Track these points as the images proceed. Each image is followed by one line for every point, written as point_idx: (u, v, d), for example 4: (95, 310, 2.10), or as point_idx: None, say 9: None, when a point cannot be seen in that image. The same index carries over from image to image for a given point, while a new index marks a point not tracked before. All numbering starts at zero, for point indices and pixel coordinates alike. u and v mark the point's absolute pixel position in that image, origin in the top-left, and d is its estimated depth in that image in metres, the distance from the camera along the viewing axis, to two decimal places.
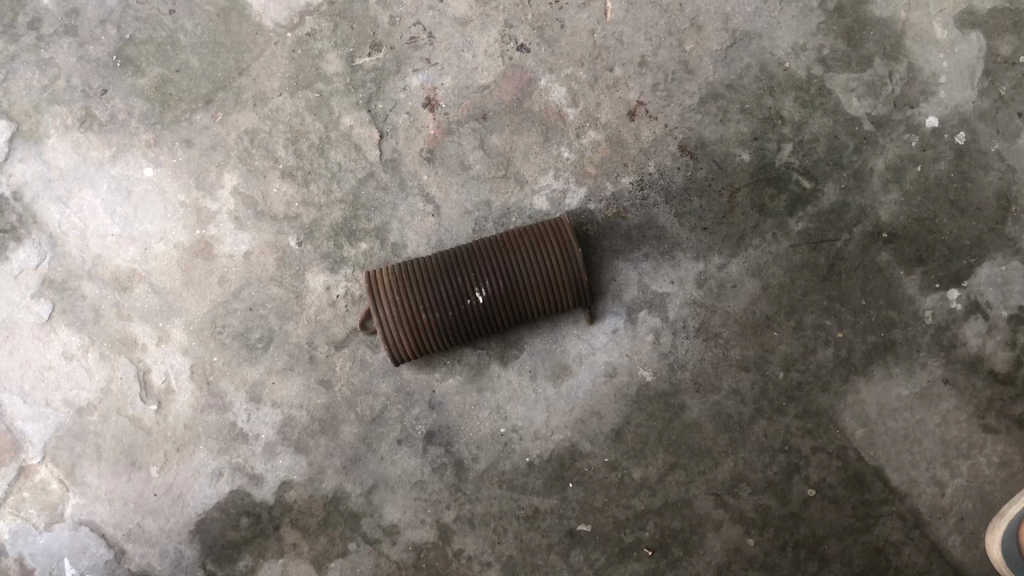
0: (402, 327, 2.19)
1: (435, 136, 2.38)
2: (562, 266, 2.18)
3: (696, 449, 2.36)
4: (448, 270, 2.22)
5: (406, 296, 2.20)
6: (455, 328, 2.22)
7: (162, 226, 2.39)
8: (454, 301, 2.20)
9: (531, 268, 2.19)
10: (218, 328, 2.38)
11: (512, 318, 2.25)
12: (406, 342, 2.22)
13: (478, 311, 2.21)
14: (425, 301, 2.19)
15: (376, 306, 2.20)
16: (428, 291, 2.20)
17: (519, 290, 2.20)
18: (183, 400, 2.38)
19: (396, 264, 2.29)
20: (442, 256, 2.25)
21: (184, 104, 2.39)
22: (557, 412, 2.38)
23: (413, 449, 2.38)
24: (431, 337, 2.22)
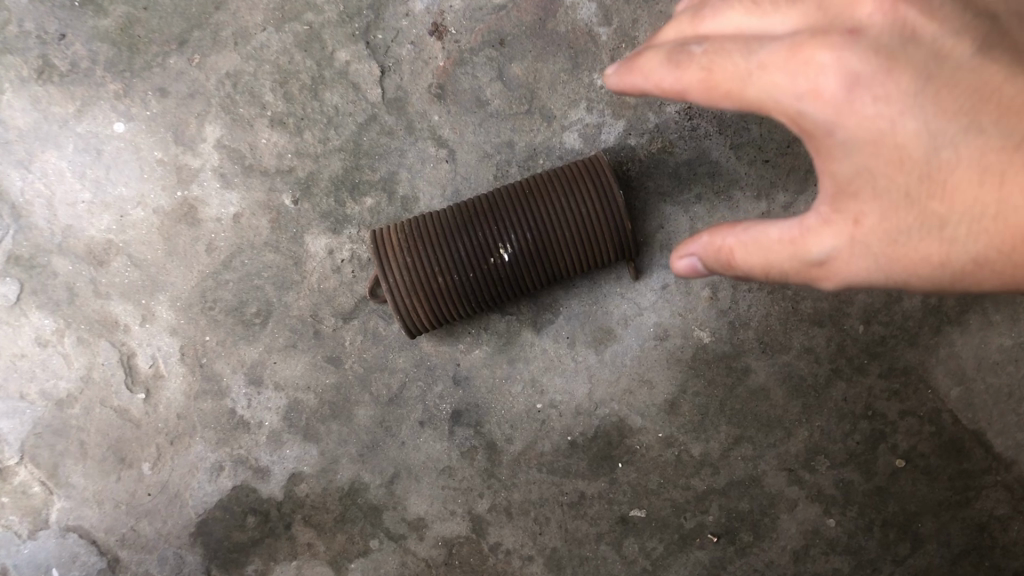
0: (418, 294, 1.87)
1: (446, 69, 2.04)
2: (600, 213, 1.86)
3: (764, 419, 2.08)
4: (467, 223, 1.88)
5: (420, 258, 1.86)
6: (478, 293, 1.90)
7: (138, 189, 2.08)
8: (476, 260, 1.87)
9: (564, 217, 1.86)
10: (208, 303, 2.08)
11: (543, 276, 1.93)
12: (422, 311, 1.90)
13: (504, 271, 1.88)
14: (443, 263, 1.86)
15: (385, 270, 1.86)
16: (445, 250, 1.86)
17: (551, 243, 1.87)
18: (174, 387, 2.09)
19: (405, 221, 1.95)
20: (459, 208, 1.91)
21: (154, 46, 2.06)
22: (602, 383, 2.07)
23: (437, 432, 2.08)
24: (450, 304, 1.90)
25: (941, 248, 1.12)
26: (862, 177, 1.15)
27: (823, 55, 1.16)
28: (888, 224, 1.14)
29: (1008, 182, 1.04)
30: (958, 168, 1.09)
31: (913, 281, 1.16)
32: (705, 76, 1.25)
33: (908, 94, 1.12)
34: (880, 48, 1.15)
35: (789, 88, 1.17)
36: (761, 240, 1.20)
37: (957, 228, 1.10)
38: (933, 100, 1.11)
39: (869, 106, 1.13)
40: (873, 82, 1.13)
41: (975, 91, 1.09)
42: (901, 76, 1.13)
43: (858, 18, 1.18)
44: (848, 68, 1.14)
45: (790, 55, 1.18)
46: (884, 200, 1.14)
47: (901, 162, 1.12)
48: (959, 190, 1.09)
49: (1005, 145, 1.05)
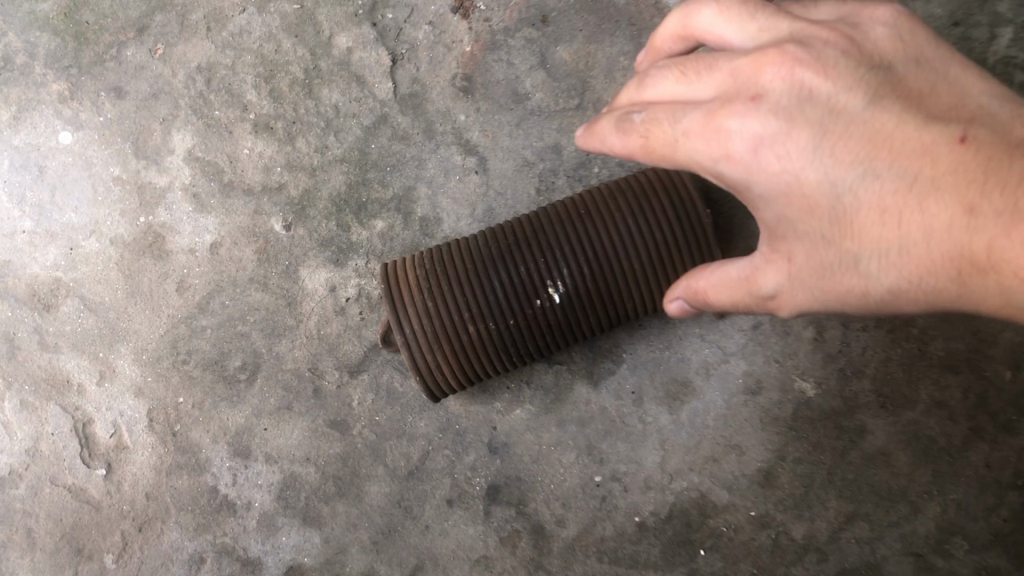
0: (441, 347, 1.42)
1: (473, 55, 1.62)
2: (682, 239, 1.40)
3: (884, 491, 1.61)
4: (500, 254, 1.42)
5: (443, 301, 1.41)
6: (519, 344, 1.45)
7: (91, 214, 1.66)
8: (514, 301, 1.41)
9: (633, 246, 1.41)
10: (181, 356, 1.66)
11: (605, 322, 1.47)
12: (448, 367, 1.45)
13: (553, 316, 1.43)
14: (471, 307, 1.41)
15: (400, 315, 1.42)
16: (475, 289, 1.41)
17: (617, 280, 1.42)
18: (141, 461, 1.67)
19: (425, 250, 1.49)
20: (492, 233, 1.46)
21: (106, 34, 1.67)
22: (677, 449, 1.64)
23: (470, 513, 1.64)
24: (483, 358, 1.45)
25: (863, 285, 0.88)
26: (782, 221, 0.92)
27: (729, 114, 0.89)
28: (812, 263, 0.90)
29: (911, 218, 0.82)
30: (862, 208, 0.85)
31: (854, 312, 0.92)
32: (640, 144, 0.95)
33: (806, 146, 0.86)
34: (783, 104, 0.88)
35: (711, 157, 0.90)
36: (717, 282, 0.98)
37: (872, 261, 0.86)
38: (830, 145, 0.86)
39: (774, 165, 0.87)
40: (776, 140, 0.87)
41: (871, 131, 0.85)
42: (803, 130, 0.86)
43: (762, 67, 0.89)
44: (757, 129, 0.87)
45: (704, 120, 0.90)
46: (804, 242, 0.90)
47: (811, 205, 0.87)
48: (868, 232, 0.86)
49: (902, 183, 0.83)
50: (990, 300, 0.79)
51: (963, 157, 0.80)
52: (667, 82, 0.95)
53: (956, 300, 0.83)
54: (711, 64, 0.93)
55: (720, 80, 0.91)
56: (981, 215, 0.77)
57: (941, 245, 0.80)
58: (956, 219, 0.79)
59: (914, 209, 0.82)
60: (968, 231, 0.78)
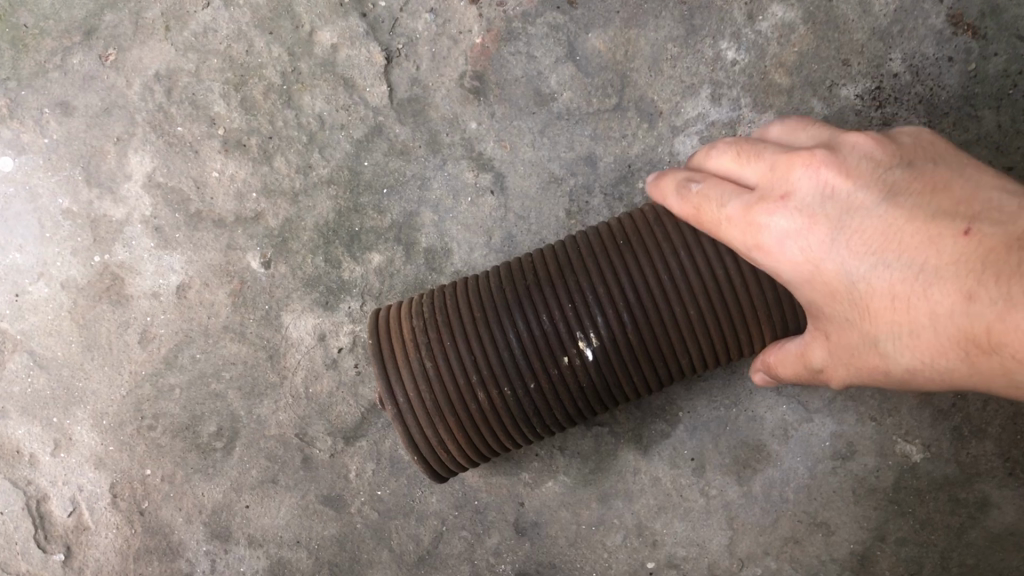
0: (444, 417, 1.13)
1: (484, 49, 1.32)
2: (753, 270, 1.05)
3: None
4: (515, 298, 1.11)
5: (444, 362, 1.11)
6: (541, 412, 1.14)
7: (38, 254, 1.40)
8: (533, 360, 1.10)
9: (688, 283, 1.06)
10: (146, 420, 1.39)
11: (654, 380, 1.14)
12: (454, 441, 1.15)
13: (583, 377, 1.10)
14: (479, 367, 1.10)
15: (392, 379, 1.13)
16: (482, 345, 1.10)
17: (668, 328, 1.08)
18: (106, 542, 1.41)
19: (424, 293, 1.19)
20: (506, 271, 1.14)
21: (49, 40, 1.38)
22: (749, 528, 1.32)
23: None
24: (498, 429, 1.15)
25: (885, 367, 0.82)
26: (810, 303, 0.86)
27: (762, 206, 0.84)
28: (837, 342, 0.85)
29: (919, 304, 0.75)
30: (875, 297, 0.78)
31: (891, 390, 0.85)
32: (695, 216, 0.92)
33: (826, 241, 0.80)
34: (809, 200, 0.82)
35: (746, 248, 0.87)
36: (780, 355, 0.95)
37: (890, 345, 0.79)
38: (848, 236, 0.79)
39: (797, 256, 0.82)
40: (800, 232, 0.82)
41: (887, 220, 0.78)
42: (823, 223, 0.81)
43: (793, 163, 0.84)
44: (787, 222, 0.82)
45: (743, 210, 0.85)
46: (829, 323, 0.85)
47: (831, 292, 0.81)
48: (881, 320, 0.79)
49: (910, 272, 0.76)
50: (1002, 386, 0.73)
51: (969, 251, 0.72)
52: (715, 171, 0.91)
53: (974, 383, 0.76)
54: (760, 148, 0.88)
55: (764, 169, 0.86)
56: (979, 301, 0.71)
57: (949, 331, 0.74)
58: (958, 306, 0.72)
59: (922, 298, 0.75)
60: (969, 317, 0.71)
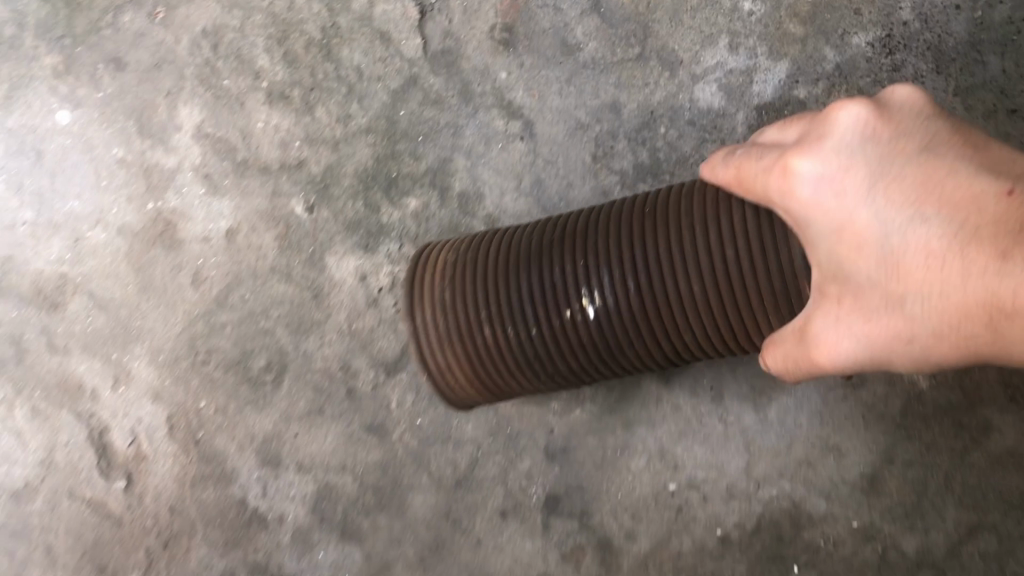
0: (450, 349, 1.23)
1: (513, 4, 1.42)
2: (762, 253, 1.02)
3: (1016, 499, 1.37)
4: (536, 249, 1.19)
5: (457, 298, 1.22)
6: (539, 361, 1.20)
7: (96, 202, 1.49)
8: (543, 311, 1.17)
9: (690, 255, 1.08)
10: (200, 357, 1.49)
11: (658, 346, 1.17)
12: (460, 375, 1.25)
13: (579, 335, 1.16)
14: (493, 308, 1.20)
15: (415, 308, 1.25)
16: (496, 288, 1.20)
17: (664, 299, 1.10)
18: (163, 471, 1.51)
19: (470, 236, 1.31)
20: (546, 228, 1.21)
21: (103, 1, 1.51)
22: (764, 453, 1.42)
23: (527, 525, 1.45)
24: (504, 370, 1.23)
25: (906, 333, 0.83)
26: (834, 268, 0.87)
27: (800, 155, 0.88)
28: (854, 306, 0.86)
29: (949, 263, 0.77)
30: (907, 252, 0.80)
31: (905, 367, 0.85)
32: (735, 175, 0.97)
33: (862, 189, 0.83)
34: (848, 150, 0.86)
35: (778, 197, 0.90)
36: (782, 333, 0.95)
37: (915, 306, 0.81)
38: (883, 188, 0.82)
39: (831, 204, 0.85)
40: (835, 180, 0.85)
41: (926, 178, 0.81)
42: (860, 172, 0.84)
43: (835, 117, 0.88)
44: (822, 169, 0.86)
45: (780, 159, 0.90)
46: (851, 287, 0.86)
47: (858, 245, 0.84)
48: (909, 277, 0.81)
49: (946, 230, 0.78)
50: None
51: (1007, 210, 0.75)
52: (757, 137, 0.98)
53: (996, 351, 0.77)
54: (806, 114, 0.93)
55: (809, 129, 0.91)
56: (1013, 258, 0.72)
57: (976, 291, 0.75)
58: (991, 265, 0.74)
59: (955, 257, 0.77)
60: (999, 276, 0.73)
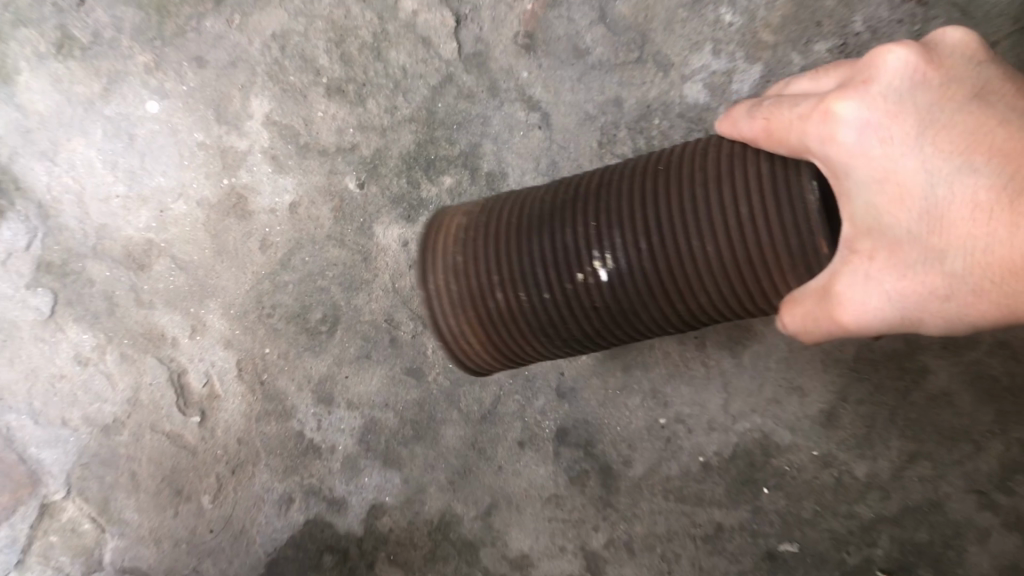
0: (467, 310, 1.35)
1: (534, 14, 1.66)
2: (779, 221, 1.09)
3: (948, 431, 1.66)
4: (549, 216, 1.31)
5: (473, 260, 1.34)
6: (552, 320, 1.32)
7: (179, 179, 1.76)
8: (557, 276, 1.28)
9: (708, 221, 1.15)
10: (266, 310, 1.76)
11: (667, 314, 1.26)
12: (473, 334, 1.37)
13: (592, 294, 1.27)
14: (506, 272, 1.32)
15: (429, 271, 1.37)
16: (511, 252, 1.31)
17: (675, 263, 1.19)
18: (232, 409, 1.79)
19: (483, 201, 1.44)
20: (558, 191, 1.34)
21: (187, 8, 1.73)
22: (740, 392, 1.70)
23: (541, 453, 1.74)
24: (515, 333, 1.35)
25: (945, 282, 0.93)
26: (874, 217, 0.97)
27: (845, 101, 0.99)
28: (891, 258, 0.96)
29: (997, 215, 0.87)
30: (951, 204, 0.90)
31: (931, 319, 0.96)
32: (763, 126, 1.10)
33: (908, 140, 0.94)
34: (891, 101, 0.97)
35: (818, 142, 1.01)
36: (809, 286, 1.05)
37: (957, 258, 0.91)
38: (929, 139, 0.93)
39: (876, 150, 0.95)
40: (880, 125, 0.96)
41: (973, 133, 0.91)
42: (908, 118, 0.95)
43: (881, 63, 0.99)
44: (867, 114, 0.97)
45: (821, 106, 1.01)
46: (887, 239, 0.96)
47: (900, 196, 0.94)
48: (953, 229, 0.90)
49: (995, 182, 0.88)
50: None
51: None
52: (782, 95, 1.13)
53: None
54: (836, 69, 1.08)
55: (842, 79, 1.05)
56: None
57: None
58: None
59: (1001, 208, 0.87)
60: None
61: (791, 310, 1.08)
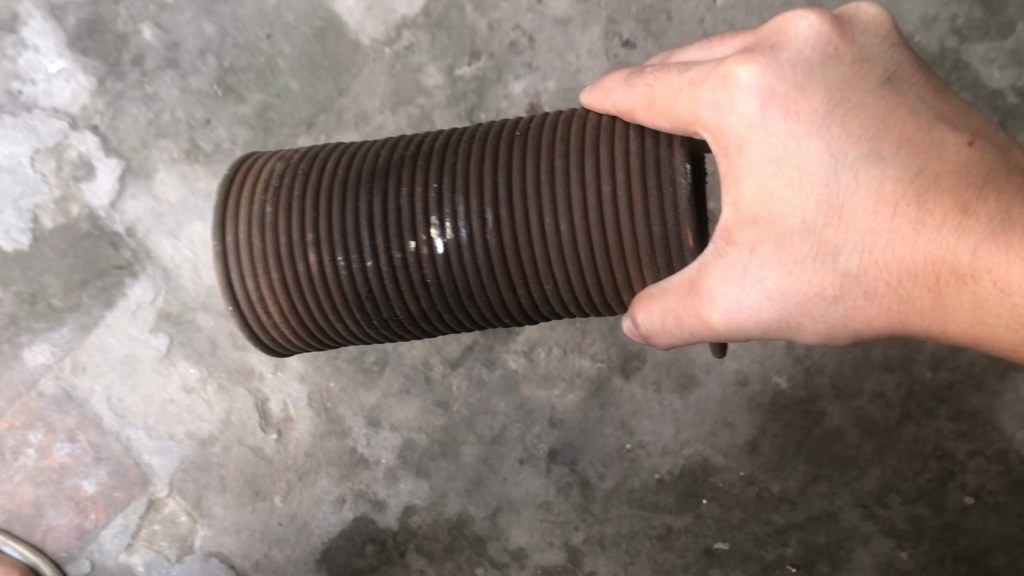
0: (274, 270, 1.55)
1: None
2: (641, 205, 1.38)
3: (839, 458, 2.25)
4: (384, 182, 1.53)
5: (292, 218, 1.55)
6: (361, 287, 1.54)
7: None
8: (386, 244, 1.51)
9: (558, 195, 1.42)
10: (333, 353, 2.33)
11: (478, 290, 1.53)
12: (271, 295, 1.57)
13: (409, 262, 1.51)
14: (333, 235, 1.53)
15: (236, 223, 1.56)
16: (336, 215, 1.53)
17: (507, 235, 1.45)
18: (302, 428, 2.34)
19: (302, 154, 1.64)
20: (391, 158, 1.56)
21: (286, 128, 2.33)
22: (687, 425, 2.27)
23: (536, 469, 2.31)
24: (317, 296, 1.57)
25: (835, 270, 1.17)
26: (762, 204, 1.19)
27: (741, 65, 1.19)
28: (780, 242, 1.18)
29: (901, 210, 1.13)
30: (850, 196, 1.15)
31: (807, 323, 1.21)
32: (644, 91, 1.32)
33: (812, 124, 1.16)
34: (789, 76, 1.17)
35: (708, 104, 1.22)
36: (672, 280, 1.29)
37: (851, 252, 1.16)
38: (835, 124, 1.15)
39: (779, 126, 1.17)
40: (782, 96, 1.17)
41: (877, 123, 1.15)
42: (812, 96, 1.17)
43: (785, 32, 1.21)
44: (760, 81, 1.18)
45: (711, 69, 1.23)
46: (779, 223, 1.18)
47: (801, 182, 1.17)
48: (853, 221, 1.15)
49: (900, 176, 1.14)
50: (962, 300, 1.15)
51: (963, 164, 1.14)
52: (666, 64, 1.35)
53: (930, 293, 1.16)
54: (727, 40, 1.30)
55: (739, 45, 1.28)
56: (974, 213, 1.12)
57: (929, 248, 1.13)
58: (954, 214, 1.12)
59: (907, 201, 1.13)
60: (963, 225, 1.12)
61: (661, 303, 1.30)
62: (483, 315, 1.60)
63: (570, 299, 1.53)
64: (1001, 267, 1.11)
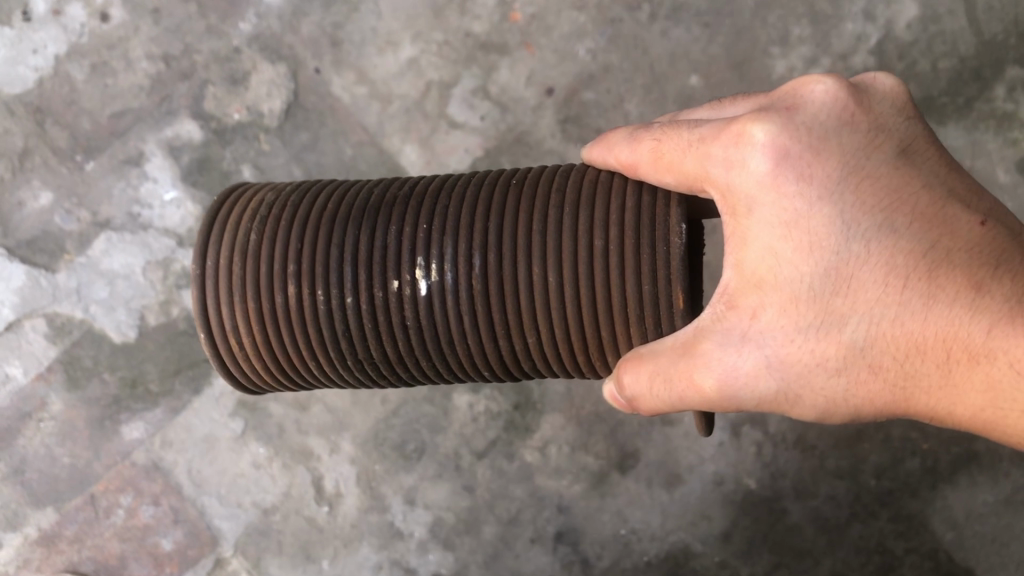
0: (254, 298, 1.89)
1: None
2: (633, 260, 1.69)
3: (798, 549, 2.70)
4: (368, 224, 1.89)
5: (273, 248, 1.90)
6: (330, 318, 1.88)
7: None
8: (368, 284, 1.85)
9: (542, 251, 1.75)
10: (380, 441, 2.79)
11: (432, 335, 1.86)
12: (241, 319, 1.91)
13: (385, 300, 1.84)
14: (312, 272, 1.87)
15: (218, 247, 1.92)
16: (320, 253, 1.88)
17: (489, 280, 1.79)
18: (350, 503, 2.79)
19: (287, 191, 2.01)
20: (382, 204, 1.92)
21: None
22: (671, 515, 2.72)
23: (544, 547, 2.75)
24: (283, 323, 1.90)
25: (839, 333, 1.42)
26: (766, 267, 1.46)
27: (755, 127, 1.47)
28: (792, 303, 1.43)
29: (910, 284, 1.39)
30: (858, 262, 1.41)
31: (803, 394, 1.45)
32: (653, 144, 1.63)
33: (823, 194, 1.43)
34: (802, 143, 1.45)
35: (717, 156, 1.50)
36: (669, 339, 1.54)
37: (858, 316, 1.41)
38: (848, 193, 1.42)
39: (794, 188, 1.44)
40: (796, 160, 1.44)
41: (885, 196, 1.42)
42: (826, 163, 1.44)
43: (799, 99, 1.51)
44: (767, 139, 1.46)
45: (722, 128, 1.52)
46: (786, 285, 1.44)
47: (812, 246, 1.42)
48: (860, 291, 1.40)
49: (911, 250, 1.40)
50: (970, 375, 1.39)
51: (974, 242, 1.40)
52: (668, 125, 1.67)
53: (935, 366, 1.40)
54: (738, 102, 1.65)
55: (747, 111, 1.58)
56: (985, 288, 1.37)
57: (942, 325, 1.38)
58: (964, 291, 1.37)
59: (914, 275, 1.39)
60: (977, 301, 1.37)
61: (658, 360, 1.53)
62: (452, 360, 1.92)
63: (519, 348, 1.86)
64: (1009, 348, 1.35)
